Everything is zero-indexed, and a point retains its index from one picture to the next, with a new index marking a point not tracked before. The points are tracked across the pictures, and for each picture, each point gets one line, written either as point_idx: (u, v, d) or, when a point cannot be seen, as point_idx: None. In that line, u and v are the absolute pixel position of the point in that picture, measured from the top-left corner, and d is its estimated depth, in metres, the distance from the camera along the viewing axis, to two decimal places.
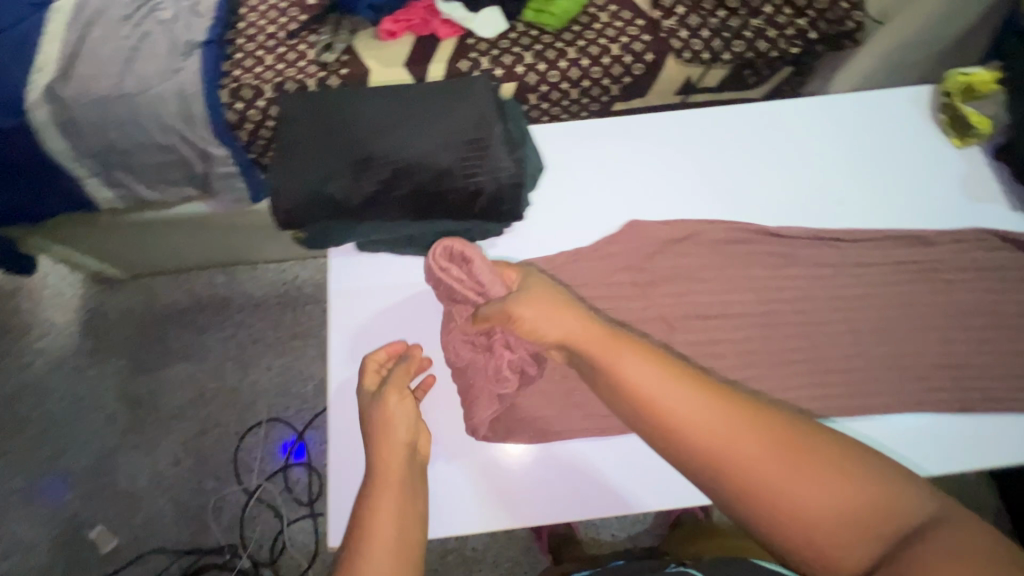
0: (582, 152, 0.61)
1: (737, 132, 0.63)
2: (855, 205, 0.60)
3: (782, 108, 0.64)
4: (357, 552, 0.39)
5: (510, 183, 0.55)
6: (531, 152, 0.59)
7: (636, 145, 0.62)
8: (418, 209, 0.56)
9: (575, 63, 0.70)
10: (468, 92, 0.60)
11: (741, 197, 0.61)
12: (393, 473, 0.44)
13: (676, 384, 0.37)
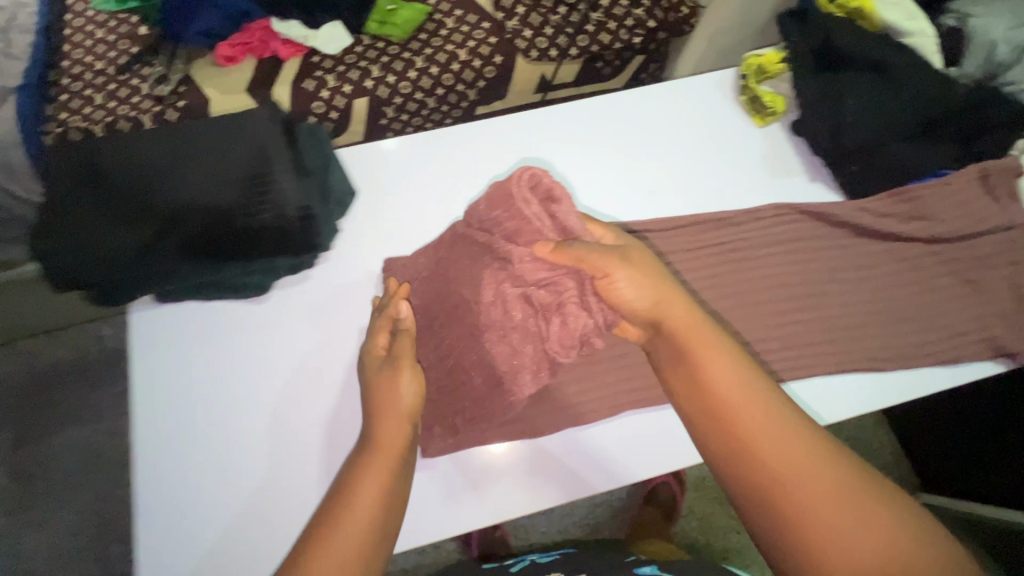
0: (398, 164, 0.54)
1: (576, 125, 0.57)
2: (712, 192, 0.56)
3: (615, 100, 0.58)
4: (327, 534, 0.35)
5: (302, 218, 0.45)
6: (335, 176, 0.50)
7: (462, 151, 0.55)
8: (199, 261, 0.45)
9: (425, 72, 0.66)
10: (243, 119, 0.48)
11: (586, 197, 0.54)
12: (387, 447, 0.40)
13: (760, 404, 0.36)
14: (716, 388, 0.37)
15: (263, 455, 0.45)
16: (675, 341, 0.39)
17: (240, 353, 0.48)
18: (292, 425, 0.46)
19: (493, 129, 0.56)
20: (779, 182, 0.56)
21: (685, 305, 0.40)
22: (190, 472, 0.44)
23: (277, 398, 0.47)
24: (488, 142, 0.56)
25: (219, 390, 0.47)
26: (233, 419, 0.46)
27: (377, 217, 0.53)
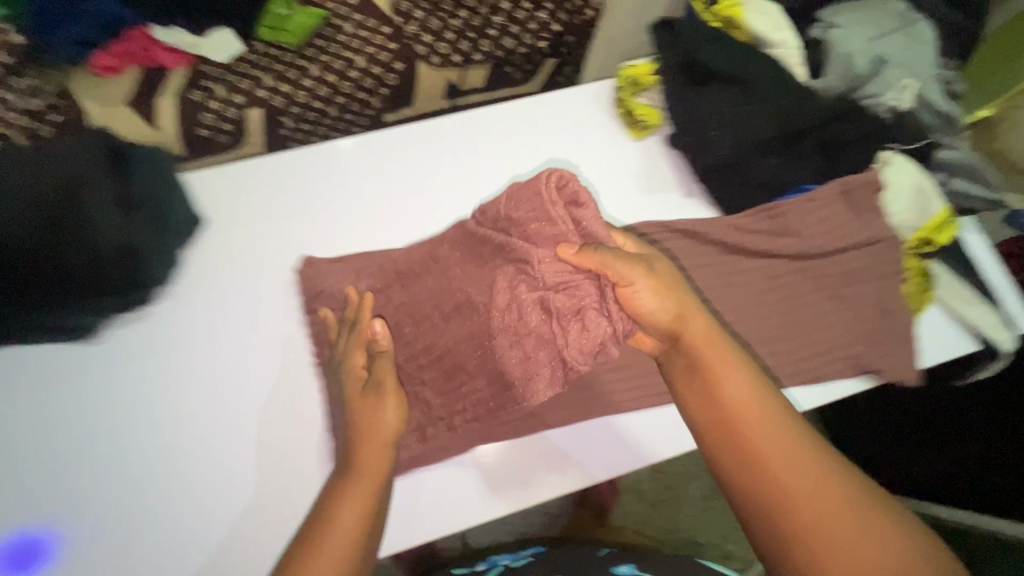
0: (486, 125, 0.82)
1: (443, 142, 0.81)
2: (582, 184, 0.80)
3: (457, 120, 0.82)
4: (309, 550, 0.58)
5: (126, 254, 0.65)
6: (179, 208, 0.70)
7: (456, 142, 0.81)
8: (63, 290, 0.64)
9: (505, 39, 1.19)
10: (77, 156, 0.66)
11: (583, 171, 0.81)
12: (365, 471, 0.62)
13: (773, 422, 0.57)
14: (762, 446, 0.56)
15: (98, 483, 0.66)
16: (710, 390, 0.59)
17: (92, 390, 0.69)
18: (178, 448, 0.68)
19: (541, 104, 0.83)
20: (647, 168, 0.81)
21: (717, 351, 0.59)
22: (136, 475, 0.67)
23: (172, 416, 0.69)
24: (449, 135, 0.81)
25: (145, 392, 0.70)
26: (152, 434, 0.68)
27: (329, 185, 0.78)
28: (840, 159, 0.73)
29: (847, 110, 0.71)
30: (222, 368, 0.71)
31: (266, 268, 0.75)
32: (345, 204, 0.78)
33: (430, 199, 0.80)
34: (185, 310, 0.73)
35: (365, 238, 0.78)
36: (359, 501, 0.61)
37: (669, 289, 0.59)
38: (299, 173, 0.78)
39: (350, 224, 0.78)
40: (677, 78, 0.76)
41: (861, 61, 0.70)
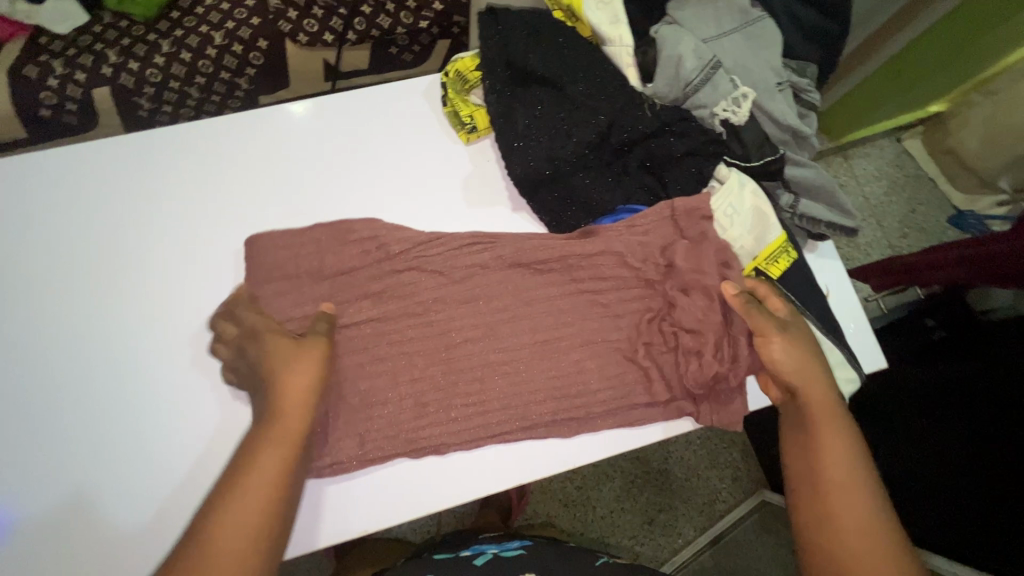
0: (338, 123, 0.74)
1: (299, 128, 0.74)
2: (433, 192, 0.73)
3: (319, 105, 0.75)
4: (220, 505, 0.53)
5: None
6: (62, 177, 0.70)
7: (306, 132, 0.74)
8: None
9: (387, 23, 1.11)
10: None
11: (427, 177, 0.73)
12: (289, 435, 0.57)
13: (853, 492, 0.56)
14: (841, 517, 0.55)
15: (51, 467, 0.63)
16: (821, 461, 0.57)
17: (20, 372, 0.65)
18: (125, 440, 0.64)
19: (404, 91, 0.76)
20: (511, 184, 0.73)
21: (824, 421, 0.59)
22: (76, 446, 0.63)
23: (111, 410, 0.64)
24: (294, 124, 0.74)
25: (80, 357, 0.66)
26: (96, 425, 0.64)
27: (226, 176, 0.72)
28: (666, 177, 0.66)
29: (677, 121, 0.63)
30: (166, 361, 0.66)
31: (194, 233, 0.70)
32: (209, 197, 0.72)
33: (296, 202, 0.72)
34: (128, 298, 0.68)
35: (195, 250, 0.70)
36: (276, 460, 0.56)
37: (813, 354, 0.61)
38: (144, 179, 0.71)
39: (174, 234, 0.70)
40: (499, 78, 0.66)
41: (691, 64, 0.61)
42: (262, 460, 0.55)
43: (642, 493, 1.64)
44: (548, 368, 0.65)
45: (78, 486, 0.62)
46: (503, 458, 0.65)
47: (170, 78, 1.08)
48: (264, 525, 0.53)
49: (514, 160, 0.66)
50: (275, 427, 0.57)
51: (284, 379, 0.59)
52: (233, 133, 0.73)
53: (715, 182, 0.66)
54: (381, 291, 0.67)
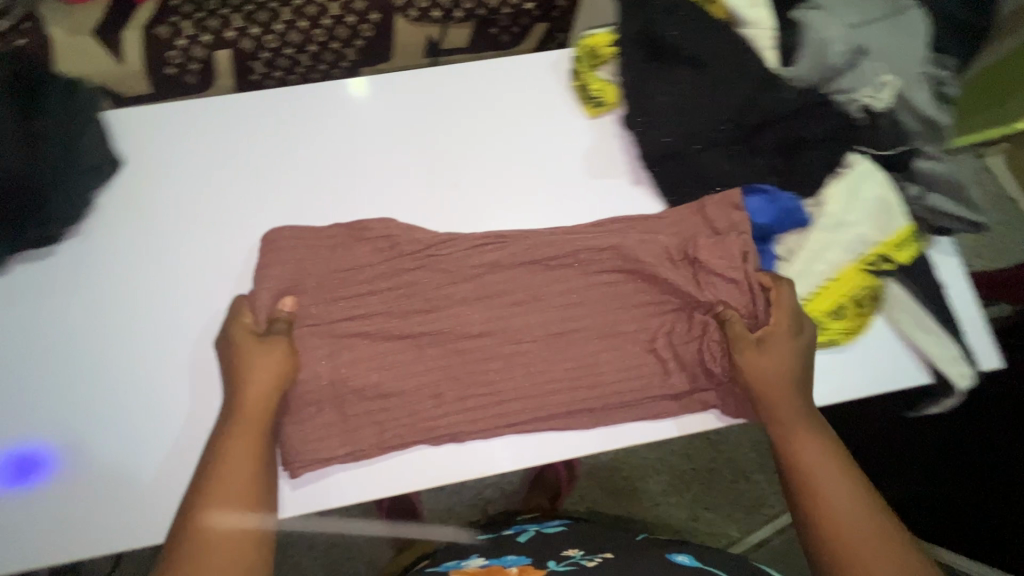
0: (467, 90, 0.78)
1: (430, 92, 0.77)
2: (555, 161, 0.75)
3: (450, 73, 0.78)
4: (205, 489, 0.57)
5: (69, 189, 0.66)
6: (207, 120, 0.75)
7: (439, 97, 0.78)
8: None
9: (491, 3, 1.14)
10: (58, 96, 0.67)
11: (550, 148, 0.75)
12: (245, 414, 0.61)
13: (838, 477, 0.59)
14: (828, 493, 0.58)
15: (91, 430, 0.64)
16: (799, 450, 0.61)
17: (75, 335, 0.66)
18: (157, 415, 0.65)
19: (532, 63, 0.78)
20: (631, 157, 0.74)
21: (791, 416, 0.63)
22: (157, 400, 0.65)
23: (145, 385, 0.66)
24: (426, 88, 0.78)
25: (153, 318, 0.68)
26: (131, 397, 0.65)
27: (360, 132, 0.76)
28: (796, 160, 0.66)
29: (815, 106, 0.65)
30: (202, 345, 0.67)
31: (326, 184, 0.74)
32: (341, 151, 0.75)
33: (425, 162, 0.76)
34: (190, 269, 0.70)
35: (324, 209, 0.73)
36: (245, 452, 0.59)
37: (786, 356, 0.63)
38: (272, 141, 0.75)
39: (307, 191, 0.74)
40: (634, 56, 0.69)
41: (836, 50, 0.62)
42: (228, 450, 0.59)
43: (688, 490, 1.64)
44: (616, 346, 0.68)
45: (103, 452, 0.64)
46: (542, 436, 0.67)
47: (285, 44, 1.13)
48: (258, 499, 0.58)
49: (645, 136, 0.68)
50: (238, 419, 0.61)
51: (241, 375, 0.62)
52: (370, 92, 0.77)
53: (840, 168, 0.66)
54: (503, 251, 0.70)
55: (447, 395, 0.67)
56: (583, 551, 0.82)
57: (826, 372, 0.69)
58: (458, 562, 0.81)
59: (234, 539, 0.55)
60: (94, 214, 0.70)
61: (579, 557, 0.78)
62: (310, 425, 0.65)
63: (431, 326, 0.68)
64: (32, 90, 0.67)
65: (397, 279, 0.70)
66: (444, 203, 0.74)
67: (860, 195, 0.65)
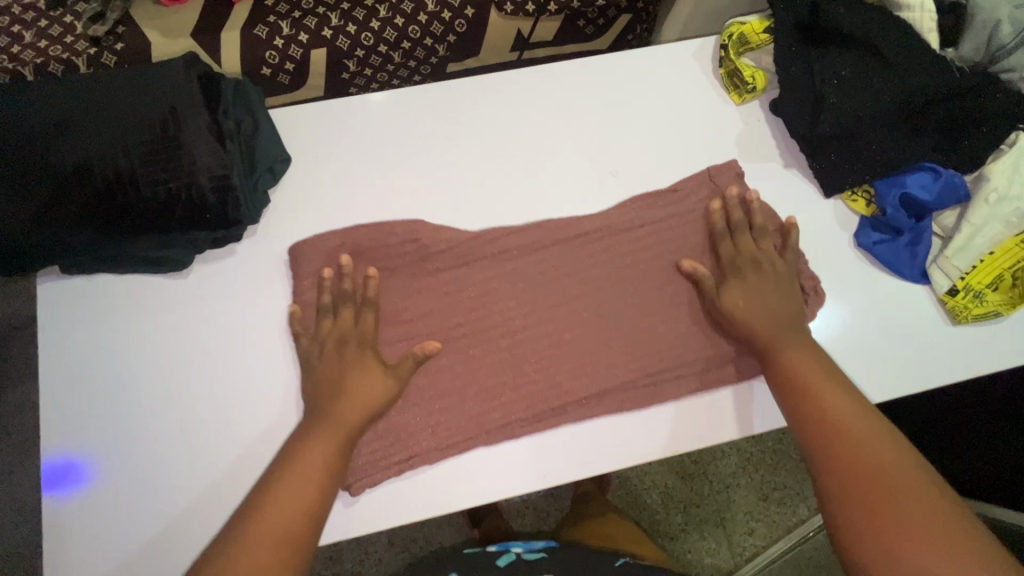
0: (613, 80, 0.79)
1: (577, 84, 0.79)
2: (705, 148, 0.77)
3: (595, 66, 0.80)
4: (285, 477, 0.57)
5: (250, 193, 0.66)
6: (362, 114, 0.75)
7: (585, 87, 0.79)
8: (177, 218, 0.63)
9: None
10: (232, 99, 0.68)
11: (699, 135, 0.77)
12: (339, 418, 0.61)
13: (835, 382, 0.61)
14: (834, 413, 0.58)
15: (141, 473, 0.63)
16: (804, 376, 0.61)
17: (119, 378, 0.65)
18: (245, 445, 0.64)
19: (674, 53, 0.80)
20: (779, 143, 0.77)
21: (774, 330, 0.65)
22: (218, 449, 0.64)
23: (239, 412, 0.65)
24: (572, 80, 0.79)
25: (148, 356, 0.66)
26: (223, 425, 0.64)
27: (512, 125, 0.77)
28: (961, 142, 0.68)
29: (986, 84, 0.66)
30: (289, 377, 0.66)
31: (480, 176, 0.75)
32: (493, 143, 0.76)
33: (577, 152, 0.76)
34: (234, 319, 0.68)
35: (483, 200, 0.74)
36: (318, 459, 0.58)
37: (763, 288, 0.67)
38: (420, 133, 0.76)
39: (458, 185, 0.74)
40: (792, 41, 0.71)
41: (1006, 30, 0.64)
42: (302, 452, 0.59)
43: (761, 471, 1.38)
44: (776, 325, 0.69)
45: (196, 474, 0.63)
46: (696, 417, 0.68)
47: (380, 42, 1.13)
48: (324, 484, 0.58)
49: (812, 118, 0.70)
50: (321, 419, 0.61)
51: (337, 382, 0.63)
52: (518, 85, 0.78)
53: (1004, 147, 0.69)
54: (658, 230, 0.73)
55: (613, 367, 0.68)
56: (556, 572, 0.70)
57: (977, 347, 0.71)
58: None
59: (288, 528, 0.54)
60: (267, 213, 0.70)
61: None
62: (491, 407, 0.66)
63: (592, 300, 0.70)
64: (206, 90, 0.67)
65: (566, 263, 0.71)
66: (599, 190, 0.75)
67: (1021, 171, 0.68)
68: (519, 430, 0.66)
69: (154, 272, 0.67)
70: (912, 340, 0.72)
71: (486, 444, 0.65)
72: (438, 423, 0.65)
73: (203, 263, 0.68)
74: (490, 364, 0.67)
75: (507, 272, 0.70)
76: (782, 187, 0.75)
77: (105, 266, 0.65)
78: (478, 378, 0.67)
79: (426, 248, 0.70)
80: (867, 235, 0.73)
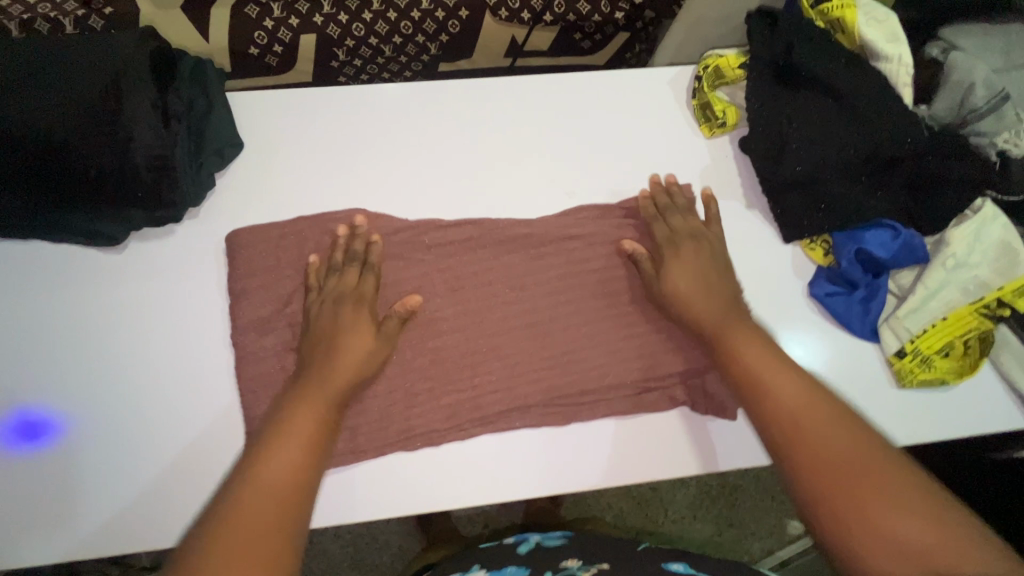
0: (583, 98, 0.78)
1: (546, 97, 0.77)
2: (667, 177, 0.75)
3: (567, 82, 0.78)
4: (273, 451, 0.55)
5: (192, 175, 0.66)
6: (322, 105, 0.74)
7: (554, 103, 0.77)
8: (111, 193, 0.62)
9: (583, 10, 1.12)
10: (188, 78, 0.67)
11: (662, 164, 0.76)
12: (321, 389, 0.60)
13: (778, 363, 0.59)
14: (781, 397, 0.56)
15: (47, 445, 0.62)
16: (750, 364, 0.60)
17: (43, 345, 0.65)
18: (165, 428, 0.64)
19: (648, 78, 0.78)
20: (742, 181, 0.75)
21: (719, 320, 0.63)
22: (129, 429, 0.63)
23: (162, 394, 0.64)
24: (541, 93, 0.77)
25: (74, 326, 0.65)
26: (145, 405, 0.64)
27: (474, 133, 0.75)
28: (925, 202, 0.66)
29: (955, 145, 0.64)
30: (217, 364, 0.66)
31: (436, 179, 0.74)
32: (453, 148, 0.75)
33: (536, 166, 0.75)
34: (166, 298, 0.67)
35: (434, 204, 0.73)
36: (304, 426, 0.57)
37: (698, 258, 0.68)
38: (380, 128, 0.74)
39: (410, 185, 0.73)
40: (764, 79, 0.70)
41: (980, 93, 0.63)
42: (293, 424, 0.57)
43: (719, 504, 1.33)
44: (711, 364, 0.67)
45: (103, 450, 0.63)
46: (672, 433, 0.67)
47: (371, 34, 1.10)
48: (311, 451, 0.56)
49: (776, 159, 0.69)
50: (305, 391, 0.60)
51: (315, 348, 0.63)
52: (486, 91, 0.77)
53: (969, 212, 0.67)
54: (609, 251, 0.71)
55: (544, 386, 0.66)
56: (584, 561, 0.66)
57: (930, 411, 0.69)
58: None
59: (281, 488, 0.52)
60: (210, 197, 0.69)
61: (577, 568, 0.64)
62: (410, 412, 0.64)
63: (531, 312, 0.69)
64: (161, 67, 0.66)
65: (511, 274, 0.70)
66: (556, 207, 0.74)
67: (982, 239, 0.66)
68: (437, 439, 0.64)
69: (89, 245, 0.67)
70: (857, 396, 0.70)
71: (403, 446, 0.64)
72: (354, 424, 0.64)
73: (140, 240, 0.68)
74: (417, 365, 0.66)
75: (447, 277, 0.69)
76: (740, 225, 0.74)
77: (38, 232, 0.64)
78: (402, 380, 0.65)
79: (369, 237, 0.69)
80: (822, 286, 0.71)
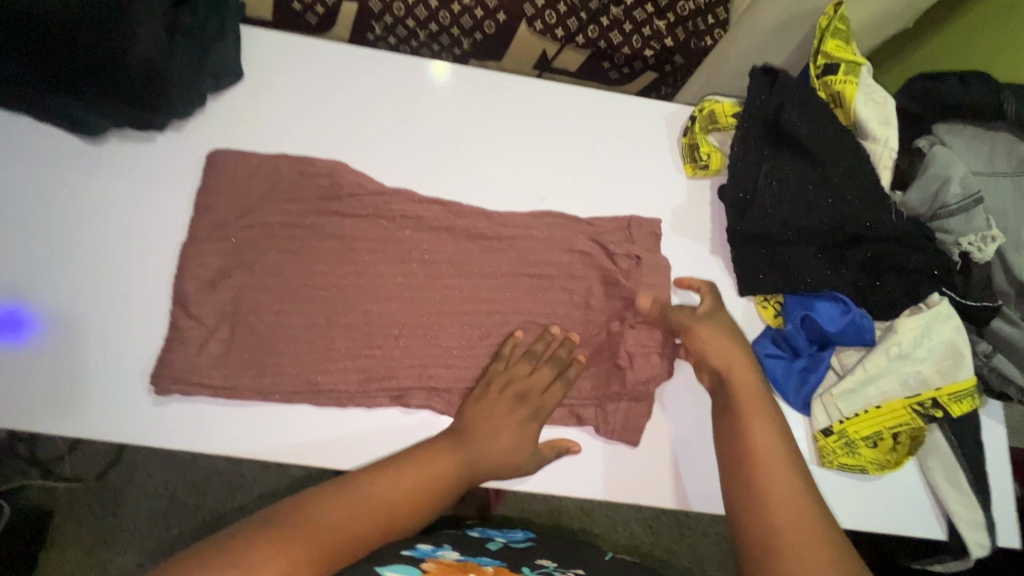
0: (580, 111, 0.79)
1: (544, 102, 0.79)
2: (640, 202, 0.76)
3: (568, 94, 0.80)
4: (379, 483, 0.53)
5: (182, 86, 0.68)
6: (332, 59, 0.76)
7: (550, 110, 0.79)
8: (100, 83, 0.65)
9: (617, 42, 1.13)
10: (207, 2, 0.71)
11: (639, 190, 0.76)
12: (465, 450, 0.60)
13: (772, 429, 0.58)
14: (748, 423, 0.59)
15: None
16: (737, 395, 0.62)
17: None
18: (83, 320, 0.64)
19: (646, 109, 0.80)
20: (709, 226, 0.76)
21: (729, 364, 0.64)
22: (50, 312, 0.64)
23: (94, 286, 0.65)
24: (540, 98, 0.79)
25: (30, 203, 0.67)
26: (81, 295, 0.65)
27: (465, 118, 0.77)
28: (880, 284, 0.67)
29: (920, 236, 0.65)
30: (162, 273, 0.67)
31: (419, 152, 0.75)
32: (442, 127, 0.76)
33: (517, 163, 0.76)
34: (127, 199, 0.69)
35: (410, 176, 0.74)
36: (417, 475, 0.55)
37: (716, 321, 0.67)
38: (379, 93, 0.76)
39: (394, 153, 0.74)
40: (752, 131, 0.70)
41: (954, 189, 0.63)
42: (428, 461, 0.57)
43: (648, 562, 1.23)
44: (632, 390, 0.67)
45: (21, 325, 0.63)
46: (654, 441, 0.67)
47: (409, 17, 1.11)
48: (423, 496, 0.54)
49: (745, 209, 0.69)
50: (447, 442, 0.60)
51: (466, 429, 0.62)
52: (488, 83, 0.78)
53: (922, 305, 0.66)
54: (565, 257, 0.71)
55: (463, 371, 0.66)
56: (559, 564, 0.61)
57: (848, 498, 0.68)
58: (428, 548, 0.57)
59: (375, 517, 0.49)
60: (199, 115, 0.72)
61: (554, 568, 0.58)
62: (330, 363, 0.64)
63: (475, 298, 0.68)
64: None
65: (465, 257, 0.70)
66: (526, 205, 0.74)
67: (931, 335, 0.65)
68: (347, 396, 0.64)
69: (70, 131, 0.69)
70: None
71: (313, 394, 0.64)
72: (269, 359, 0.64)
73: (121, 139, 0.70)
74: (348, 320, 0.66)
75: (402, 245, 0.69)
76: (700, 268, 0.74)
77: (22, 107, 0.66)
78: (329, 329, 0.65)
79: (337, 189, 0.70)
80: (764, 346, 0.70)
